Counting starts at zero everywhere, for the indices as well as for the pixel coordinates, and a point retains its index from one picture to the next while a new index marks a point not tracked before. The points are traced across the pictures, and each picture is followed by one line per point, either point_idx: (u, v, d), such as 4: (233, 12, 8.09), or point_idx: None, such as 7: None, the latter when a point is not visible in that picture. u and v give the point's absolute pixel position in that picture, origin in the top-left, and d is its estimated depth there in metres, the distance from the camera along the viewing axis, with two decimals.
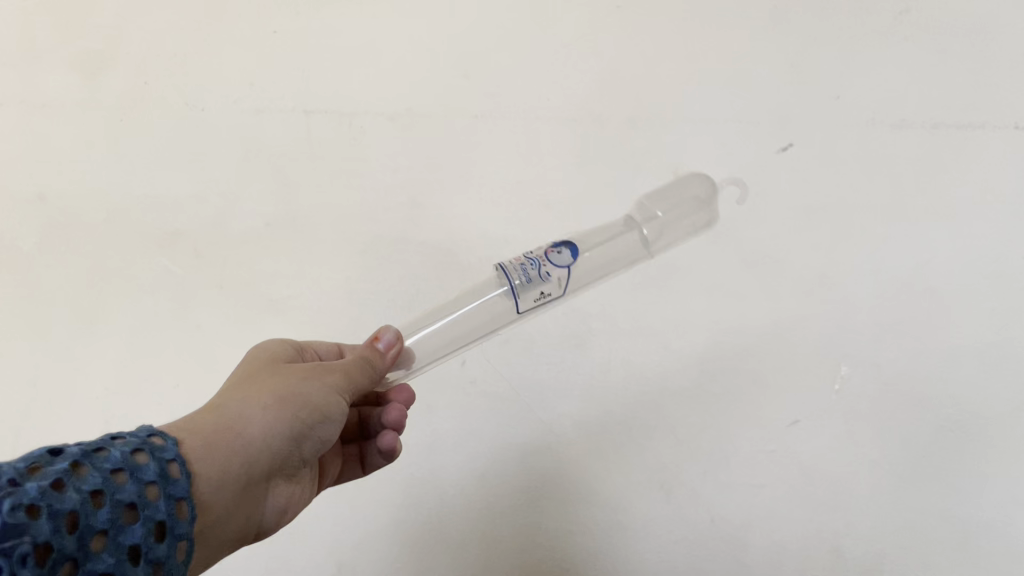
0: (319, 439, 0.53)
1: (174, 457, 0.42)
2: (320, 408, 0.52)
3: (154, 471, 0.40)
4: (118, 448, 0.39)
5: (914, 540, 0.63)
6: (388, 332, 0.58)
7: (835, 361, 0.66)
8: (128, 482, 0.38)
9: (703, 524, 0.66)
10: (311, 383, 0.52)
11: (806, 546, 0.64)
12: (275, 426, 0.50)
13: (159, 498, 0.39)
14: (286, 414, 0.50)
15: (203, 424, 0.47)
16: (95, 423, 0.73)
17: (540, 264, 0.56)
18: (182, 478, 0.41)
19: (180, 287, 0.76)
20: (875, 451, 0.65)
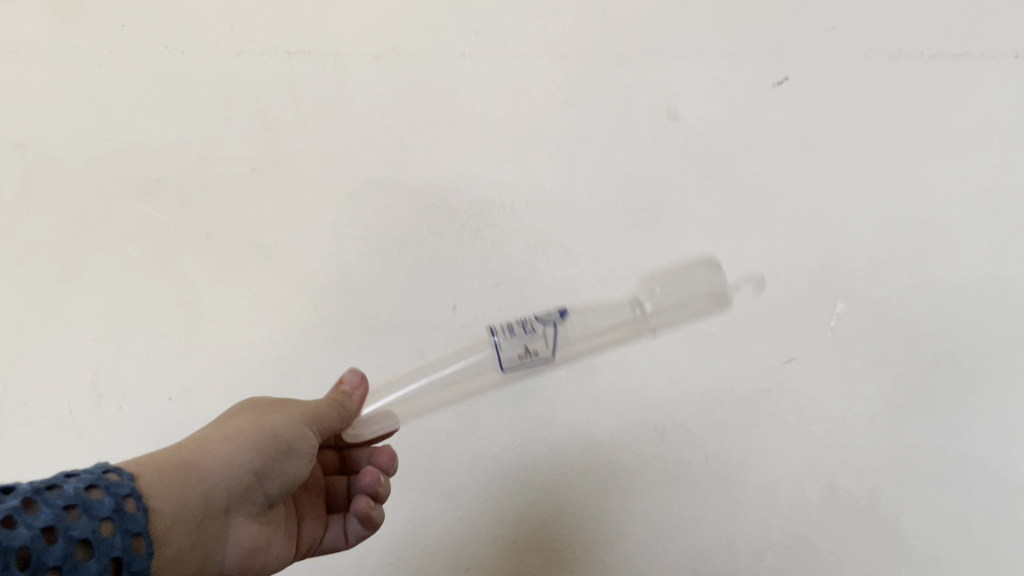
0: (283, 471, 0.56)
1: (129, 492, 0.43)
2: (282, 437, 0.55)
3: (109, 505, 0.41)
4: (71, 485, 0.41)
5: (908, 474, 0.63)
6: (351, 373, 0.66)
7: (829, 299, 0.65)
8: (85, 517, 0.39)
9: (697, 464, 0.66)
10: (278, 418, 0.56)
11: (800, 484, 0.64)
12: (245, 452, 0.53)
13: (115, 532, 0.41)
14: (253, 441, 0.54)
15: (172, 454, 0.50)
16: (84, 371, 0.75)
17: (524, 321, 0.64)
18: (137, 512, 0.43)
19: (165, 235, 0.76)
20: (871, 388, 0.64)
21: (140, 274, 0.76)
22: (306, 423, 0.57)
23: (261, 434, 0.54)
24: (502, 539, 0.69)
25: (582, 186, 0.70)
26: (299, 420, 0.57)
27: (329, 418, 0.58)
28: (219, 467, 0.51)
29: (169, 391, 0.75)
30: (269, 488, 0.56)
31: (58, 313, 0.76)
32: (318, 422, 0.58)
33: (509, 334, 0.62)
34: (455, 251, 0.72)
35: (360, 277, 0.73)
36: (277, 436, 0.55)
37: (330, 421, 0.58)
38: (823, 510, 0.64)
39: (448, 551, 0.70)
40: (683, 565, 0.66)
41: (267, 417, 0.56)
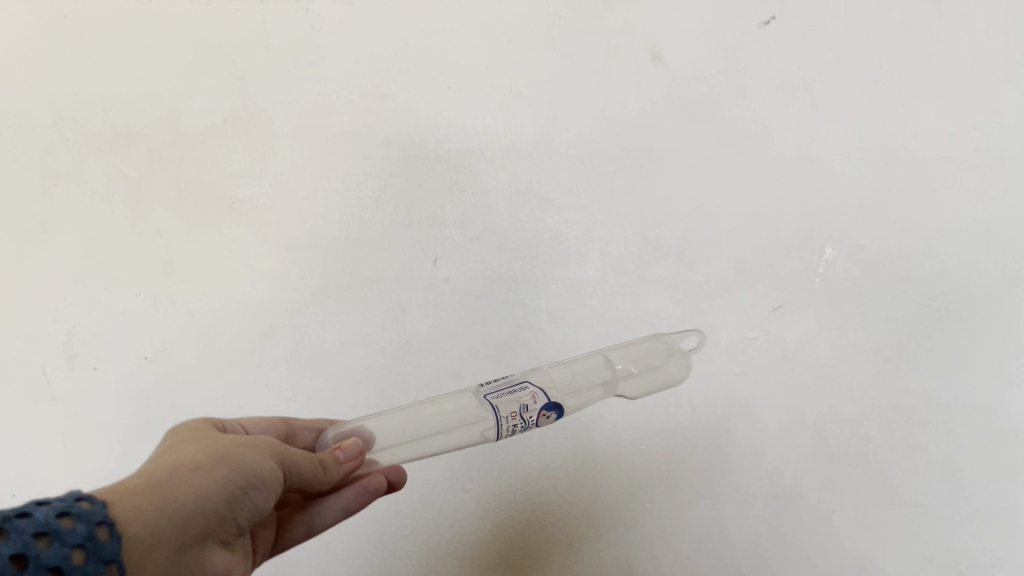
0: (253, 509, 0.48)
1: (103, 519, 0.38)
2: (256, 471, 0.48)
3: (80, 532, 0.36)
4: (42, 511, 0.36)
5: (899, 421, 0.62)
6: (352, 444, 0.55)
7: (818, 244, 0.63)
8: (55, 544, 0.35)
9: (684, 415, 0.65)
10: (248, 450, 0.49)
11: (788, 433, 0.63)
12: (219, 484, 0.45)
13: (86, 560, 0.36)
14: (224, 473, 0.46)
15: (137, 483, 0.43)
16: (58, 332, 0.74)
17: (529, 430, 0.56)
18: (111, 541, 0.38)
19: (135, 191, 0.74)
20: (860, 332, 0.63)
21: (111, 231, 0.74)
22: (276, 458, 0.50)
23: (233, 466, 0.47)
24: (487, 494, 0.68)
25: (565, 132, 0.68)
26: (268, 453, 0.49)
27: (299, 458, 0.51)
28: (193, 498, 0.44)
29: (146, 351, 0.73)
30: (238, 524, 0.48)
31: (29, 273, 0.74)
32: (290, 460, 0.51)
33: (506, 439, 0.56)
34: (435, 203, 0.69)
35: (337, 230, 0.71)
36: (249, 468, 0.47)
37: (301, 461, 0.51)
38: (811, 458, 0.63)
39: (431, 510, 0.69)
40: (671, 519, 0.64)
41: (237, 447, 0.48)
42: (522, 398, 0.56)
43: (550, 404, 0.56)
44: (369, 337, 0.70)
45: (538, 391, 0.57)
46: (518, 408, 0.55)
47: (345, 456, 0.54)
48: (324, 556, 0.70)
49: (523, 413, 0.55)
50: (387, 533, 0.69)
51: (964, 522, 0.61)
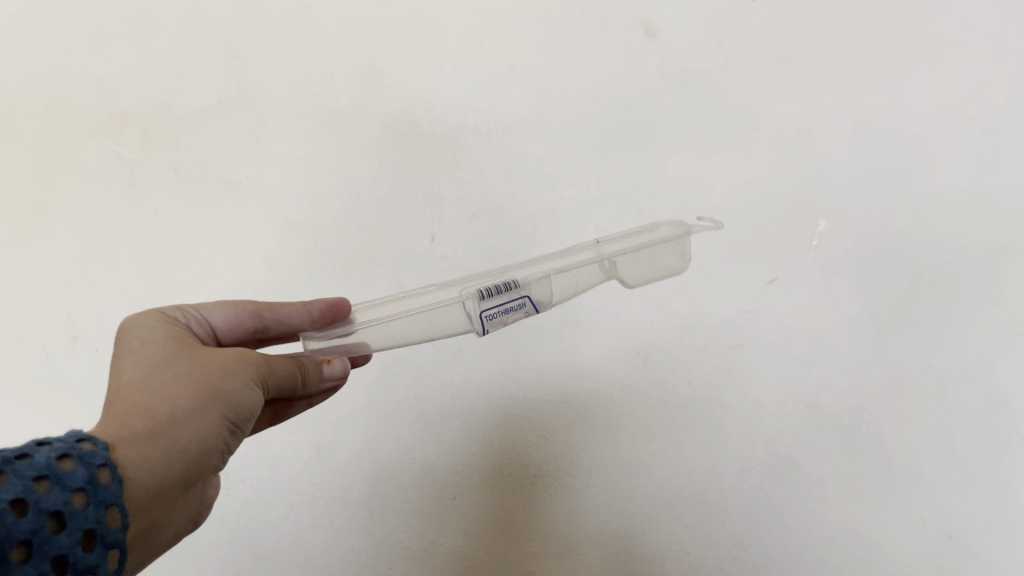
0: (241, 433, 0.47)
1: (104, 463, 0.36)
2: (246, 401, 0.46)
3: (82, 476, 0.34)
4: (42, 453, 0.33)
5: (892, 391, 0.63)
6: (343, 362, 0.53)
7: (812, 217, 0.64)
8: (56, 488, 0.32)
9: (681, 388, 0.66)
10: (238, 381, 0.45)
11: (784, 404, 0.64)
12: (214, 425, 0.43)
13: (88, 504, 0.33)
14: (218, 412, 0.44)
15: (137, 422, 0.40)
16: (57, 314, 0.74)
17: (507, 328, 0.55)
18: (112, 485, 0.35)
19: (131, 171, 0.74)
20: (853, 305, 0.63)
21: (109, 213, 0.74)
22: (262, 381, 0.47)
23: (225, 402, 0.44)
24: (486, 468, 0.69)
25: (560, 109, 0.68)
26: (255, 377, 0.46)
27: (286, 370, 0.49)
28: (193, 439, 0.42)
29: None
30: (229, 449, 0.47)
31: (28, 256, 0.75)
32: (273, 381, 0.48)
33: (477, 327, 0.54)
34: (431, 180, 0.70)
35: (333, 209, 0.71)
36: (238, 402, 0.45)
37: (285, 376, 0.49)
38: (805, 428, 0.64)
39: (434, 484, 0.70)
40: (665, 492, 0.66)
41: (225, 374, 0.45)
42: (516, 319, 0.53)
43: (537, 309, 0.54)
44: None
45: (530, 307, 0.53)
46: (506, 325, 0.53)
47: (331, 373, 0.52)
48: (325, 533, 0.71)
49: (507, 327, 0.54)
50: (391, 508, 0.70)
51: (955, 488, 0.62)
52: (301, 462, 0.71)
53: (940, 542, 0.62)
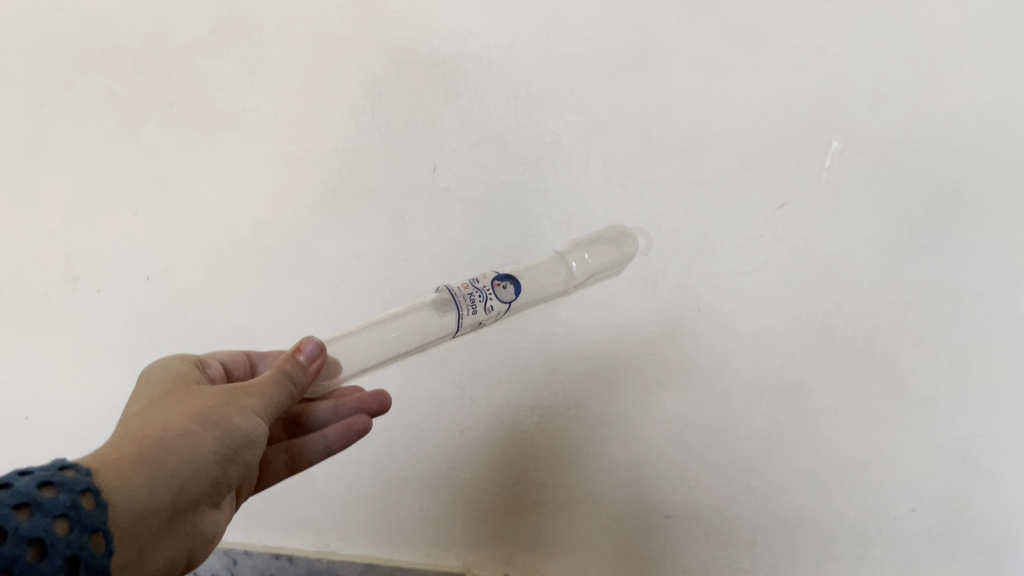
0: (244, 459, 0.51)
1: (87, 488, 0.38)
2: (243, 428, 0.49)
3: (63, 502, 0.37)
4: (24, 483, 0.36)
5: (906, 313, 0.61)
6: (311, 344, 0.53)
7: (824, 136, 0.60)
8: (36, 514, 0.35)
9: (691, 315, 0.64)
10: (231, 408, 0.49)
11: (795, 329, 0.63)
12: (207, 450, 0.47)
13: (70, 530, 0.36)
14: (211, 437, 0.47)
15: (134, 447, 0.44)
16: (59, 255, 0.75)
17: (487, 298, 0.60)
18: (95, 509, 0.38)
19: (126, 108, 0.71)
20: (866, 226, 0.61)
21: (104, 151, 0.72)
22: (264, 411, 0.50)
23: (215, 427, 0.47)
24: (495, 399, 0.69)
25: (564, 30, 0.62)
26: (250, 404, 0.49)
27: (278, 396, 0.51)
28: (184, 461, 0.45)
29: (148, 271, 0.74)
30: (229, 477, 0.50)
31: (26, 195, 0.74)
32: (264, 408, 0.50)
33: (471, 310, 0.59)
34: (432, 110, 0.66)
35: (331, 142, 0.69)
36: (230, 427, 0.48)
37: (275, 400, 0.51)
38: (816, 354, 0.63)
39: (443, 415, 0.70)
40: (676, 424, 0.66)
41: (216, 402, 0.49)
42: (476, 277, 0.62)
43: (499, 277, 0.61)
44: (369, 250, 0.71)
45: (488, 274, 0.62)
46: (471, 280, 0.61)
47: (307, 357, 0.53)
48: (340, 469, 0.74)
49: (473, 283, 0.61)
50: (399, 442, 0.72)
51: (970, 411, 0.61)
52: None
53: (953, 465, 0.63)
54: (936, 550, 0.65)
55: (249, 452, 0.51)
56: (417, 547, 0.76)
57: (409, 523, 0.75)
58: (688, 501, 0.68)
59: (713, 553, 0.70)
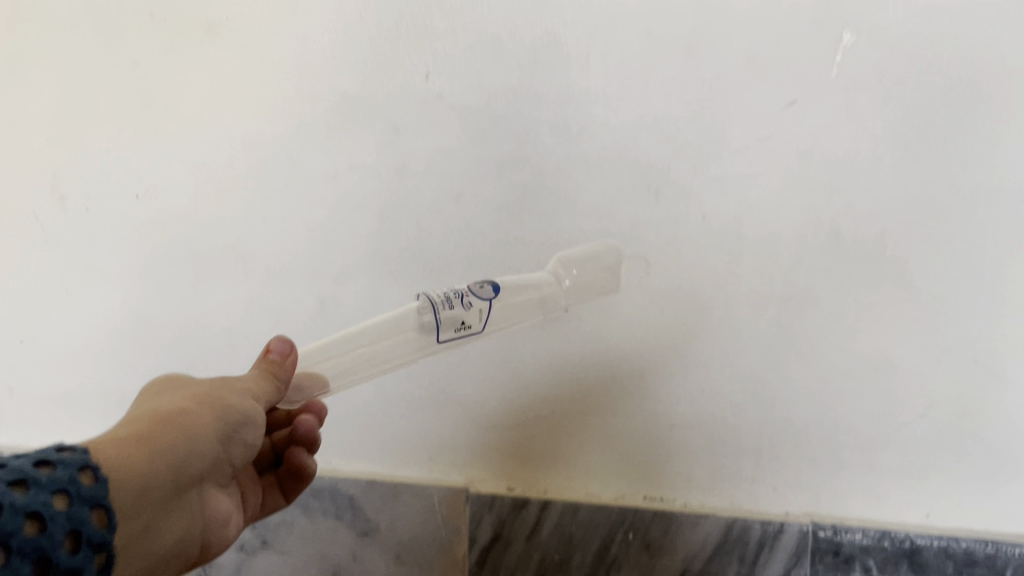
0: (244, 441, 0.52)
1: (84, 466, 0.39)
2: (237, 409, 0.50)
3: (62, 477, 0.37)
4: (21, 463, 0.37)
5: (918, 214, 0.59)
6: (279, 341, 0.54)
7: (833, 29, 0.57)
8: (34, 488, 0.35)
9: (694, 223, 0.62)
10: (227, 389, 0.51)
11: (802, 234, 0.61)
12: (207, 424, 0.48)
13: (71, 503, 0.36)
14: (208, 413, 0.49)
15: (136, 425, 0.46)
16: (45, 174, 0.73)
17: (463, 296, 0.60)
18: (94, 485, 0.38)
19: (107, 18, 0.69)
20: (878, 123, 0.58)
21: (87, 64, 0.70)
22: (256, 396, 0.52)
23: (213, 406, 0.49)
24: None
25: None
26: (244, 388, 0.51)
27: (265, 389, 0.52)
28: (186, 434, 0.47)
29: (136, 189, 0.72)
30: (233, 457, 0.52)
31: (12, 112, 0.73)
32: (259, 395, 0.52)
33: (448, 306, 0.59)
34: (423, 12, 0.63)
35: (318, 49, 0.65)
36: (228, 405, 0.50)
37: (267, 392, 0.52)
38: (825, 258, 0.61)
39: None
40: (677, 331, 0.64)
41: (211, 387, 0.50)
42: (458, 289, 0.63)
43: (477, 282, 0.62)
44: (362, 163, 0.67)
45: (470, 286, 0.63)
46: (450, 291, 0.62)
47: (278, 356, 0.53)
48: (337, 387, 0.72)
49: (450, 289, 0.61)
50: None
51: (983, 312, 0.59)
52: (303, 312, 0.71)
53: (965, 368, 0.60)
54: (950, 457, 0.62)
55: (249, 436, 0.52)
56: (413, 462, 0.72)
57: (406, 439, 0.72)
58: (690, 409, 0.66)
59: (716, 463, 0.66)
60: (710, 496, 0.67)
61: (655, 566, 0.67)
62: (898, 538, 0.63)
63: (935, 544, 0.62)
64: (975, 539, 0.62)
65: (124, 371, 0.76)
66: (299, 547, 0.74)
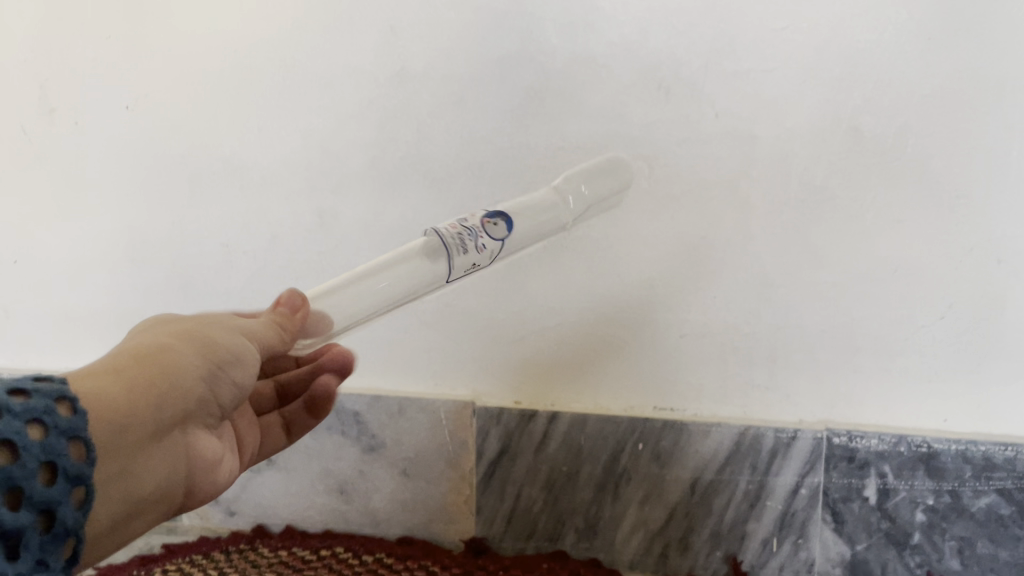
0: (234, 385, 0.48)
1: (63, 395, 0.37)
2: (222, 351, 0.46)
3: (38, 407, 0.35)
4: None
5: (942, 109, 0.56)
6: (290, 294, 0.51)
7: None
8: (7, 417, 0.34)
9: (707, 122, 0.59)
10: (217, 329, 0.47)
11: (820, 132, 0.58)
12: (192, 360, 0.45)
13: (47, 434, 0.35)
14: (193, 351, 0.45)
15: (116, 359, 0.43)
16: (31, 86, 0.70)
17: (478, 238, 0.55)
18: (74, 415, 0.37)
19: None
20: (902, 11, 0.55)
21: None
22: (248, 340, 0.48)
23: (201, 344, 0.46)
24: None
25: None
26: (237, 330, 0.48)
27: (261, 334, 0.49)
28: (167, 369, 0.44)
29: (126, 100, 0.69)
30: (218, 399, 0.48)
31: None
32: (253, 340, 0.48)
33: (463, 252, 0.54)
34: None
35: None
36: (216, 344, 0.46)
37: (261, 339, 0.49)
38: (843, 156, 0.58)
39: None
40: (689, 237, 0.62)
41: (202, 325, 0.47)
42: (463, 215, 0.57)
43: (489, 212, 0.57)
44: (359, 67, 0.64)
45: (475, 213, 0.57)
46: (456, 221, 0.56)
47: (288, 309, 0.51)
48: None
49: (460, 221, 0.56)
50: None
51: (1008, 210, 0.57)
52: (303, 226, 0.69)
53: (987, 269, 0.59)
54: (968, 360, 0.61)
55: (238, 380, 0.48)
56: (418, 377, 0.71)
57: (411, 355, 0.70)
58: (702, 318, 0.64)
59: (728, 373, 0.65)
60: (721, 407, 0.65)
61: (665, 477, 0.66)
62: (915, 443, 0.62)
63: (953, 448, 0.61)
64: (993, 442, 0.61)
65: (123, 288, 0.75)
66: (305, 465, 0.73)
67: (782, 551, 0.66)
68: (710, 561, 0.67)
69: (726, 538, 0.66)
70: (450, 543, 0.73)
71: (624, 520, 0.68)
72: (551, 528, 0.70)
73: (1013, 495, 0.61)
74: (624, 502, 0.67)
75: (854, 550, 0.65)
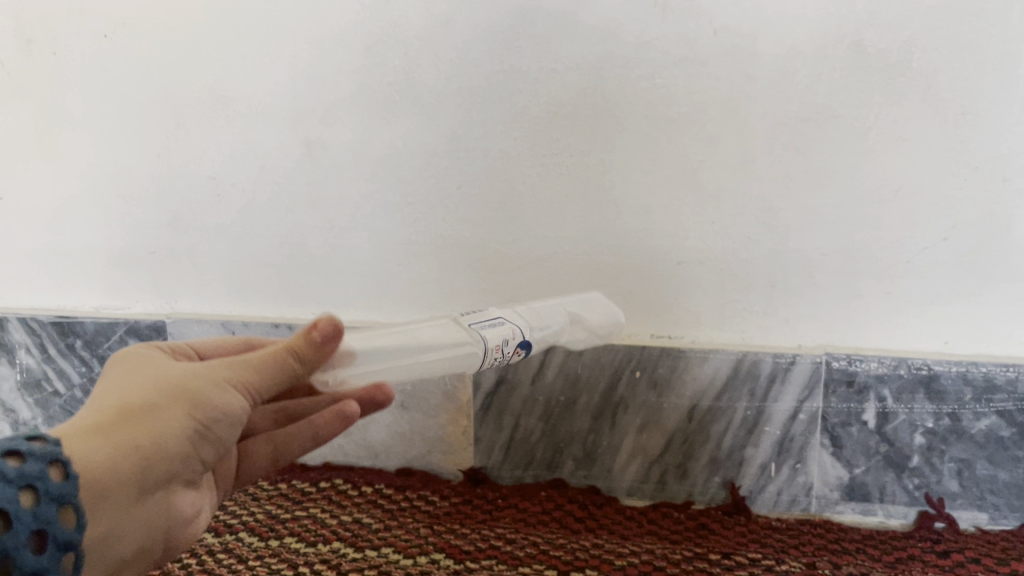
0: (223, 438, 0.42)
1: (57, 457, 0.35)
2: (214, 402, 0.41)
3: (31, 472, 0.33)
4: None
5: (948, 21, 0.54)
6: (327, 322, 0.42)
7: None
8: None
9: (706, 41, 0.57)
10: (207, 375, 0.41)
11: (822, 48, 0.56)
12: (178, 419, 0.40)
13: (38, 501, 0.33)
14: (179, 407, 0.40)
15: (99, 419, 0.38)
16: (7, 14, 0.68)
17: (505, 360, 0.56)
18: (66, 480, 0.34)
19: None
20: None
21: None
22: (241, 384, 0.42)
23: (188, 402, 0.40)
24: (495, 149, 0.63)
25: None
26: (224, 375, 0.42)
27: (269, 372, 0.42)
28: (152, 433, 0.39)
29: (105, 29, 0.67)
30: (206, 456, 0.42)
31: None
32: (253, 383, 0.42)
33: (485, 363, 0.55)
34: None
35: None
36: (205, 398, 0.40)
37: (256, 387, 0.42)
38: (847, 73, 0.56)
39: (436, 172, 0.65)
40: (686, 160, 0.60)
41: (193, 371, 0.41)
42: (504, 332, 0.55)
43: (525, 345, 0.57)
44: None
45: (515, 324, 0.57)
46: (500, 342, 0.55)
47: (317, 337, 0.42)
48: (330, 235, 0.69)
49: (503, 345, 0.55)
50: (392, 203, 0.67)
51: (1016, 126, 0.56)
52: (291, 157, 0.67)
53: (993, 187, 0.57)
54: (971, 281, 0.60)
55: (229, 433, 0.42)
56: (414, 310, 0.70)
57: (406, 288, 0.69)
58: (701, 243, 0.62)
59: (727, 298, 0.64)
60: (719, 333, 0.65)
61: (663, 404, 0.66)
62: (915, 366, 0.61)
63: (954, 370, 0.61)
64: (996, 364, 0.60)
65: (111, 223, 0.73)
66: None
67: (780, 475, 0.66)
68: (708, 486, 0.67)
69: (725, 462, 0.66)
70: (449, 474, 0.73)
71: (622, 448, 0.68)
72: (549, 457, 0.70)
73: (1015, 417, 0.61)
74: (622, 429, 0.67)
75: (852, 474, 0.65)
